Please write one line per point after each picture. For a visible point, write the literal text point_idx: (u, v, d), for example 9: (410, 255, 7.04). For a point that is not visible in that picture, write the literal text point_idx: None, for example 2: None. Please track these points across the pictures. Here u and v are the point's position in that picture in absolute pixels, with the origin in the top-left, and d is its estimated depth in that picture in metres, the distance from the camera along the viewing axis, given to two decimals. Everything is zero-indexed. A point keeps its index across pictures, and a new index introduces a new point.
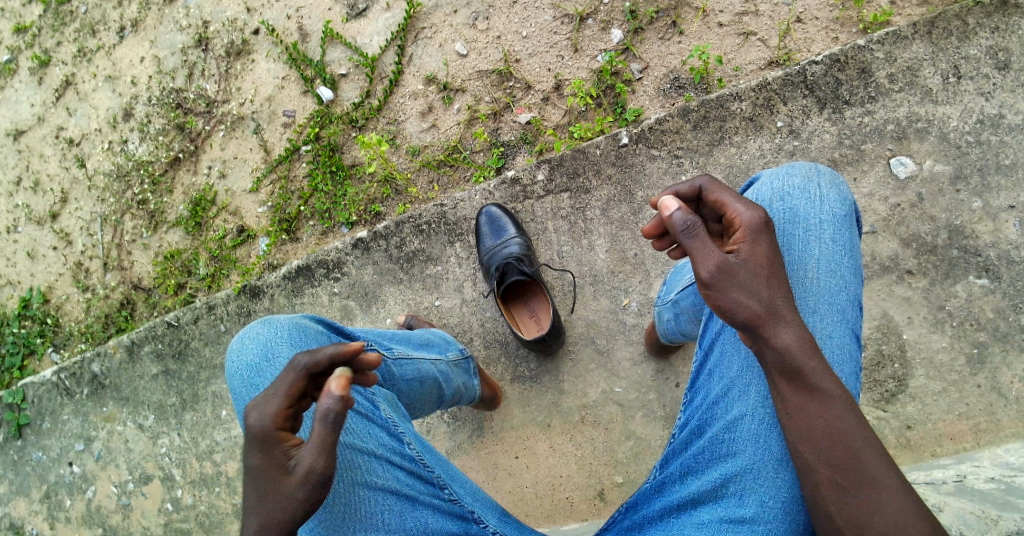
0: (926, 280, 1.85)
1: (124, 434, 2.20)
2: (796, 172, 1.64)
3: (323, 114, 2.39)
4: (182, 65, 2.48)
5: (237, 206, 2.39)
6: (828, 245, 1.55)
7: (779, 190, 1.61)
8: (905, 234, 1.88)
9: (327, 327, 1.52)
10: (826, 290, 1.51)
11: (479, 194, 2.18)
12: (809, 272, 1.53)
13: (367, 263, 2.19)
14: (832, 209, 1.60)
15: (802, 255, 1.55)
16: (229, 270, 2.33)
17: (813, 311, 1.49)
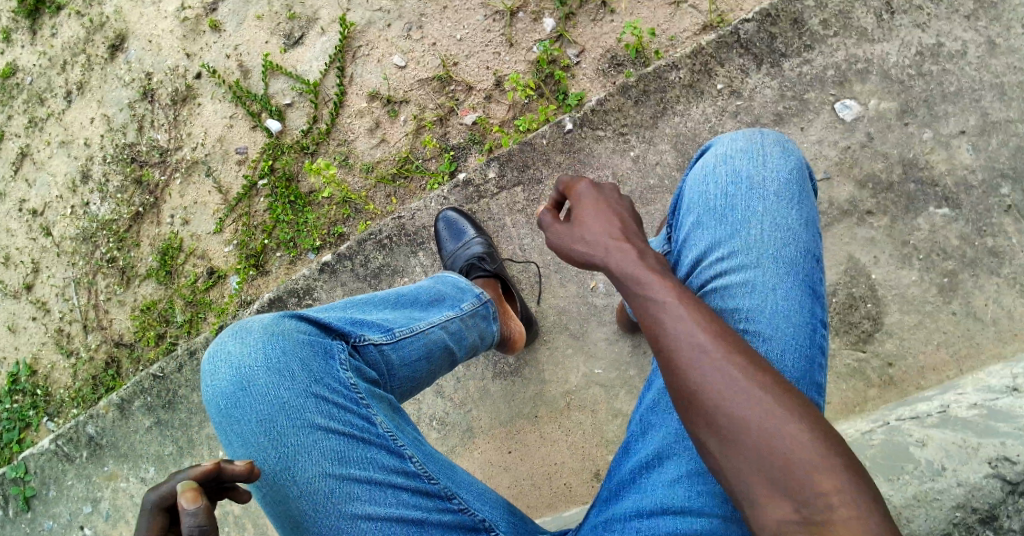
0: (888, 217, 1.82)
1: (128, 490, 2.24)
2: (739, 135, 1.44)
3: (275, 145, 2.39)
4: (131, 120, 2.53)
5: (205, 249, 2.40)
6: (773, 201, 1.34)
7: (720, 153, 1.42)
8: (860, 175, 1.85)
9: (309, 324, 1.36)
10: (775, 248, 1.30)
11: (434, 200, 2.17)
12: (755, 232, 1.32)
13: (335, 285, 2.20)
14: (777, 165, 1.38)
15: (749, 216, 1.33)
16: (206, 313, 2.35)
17: (759, 275, 1.27)
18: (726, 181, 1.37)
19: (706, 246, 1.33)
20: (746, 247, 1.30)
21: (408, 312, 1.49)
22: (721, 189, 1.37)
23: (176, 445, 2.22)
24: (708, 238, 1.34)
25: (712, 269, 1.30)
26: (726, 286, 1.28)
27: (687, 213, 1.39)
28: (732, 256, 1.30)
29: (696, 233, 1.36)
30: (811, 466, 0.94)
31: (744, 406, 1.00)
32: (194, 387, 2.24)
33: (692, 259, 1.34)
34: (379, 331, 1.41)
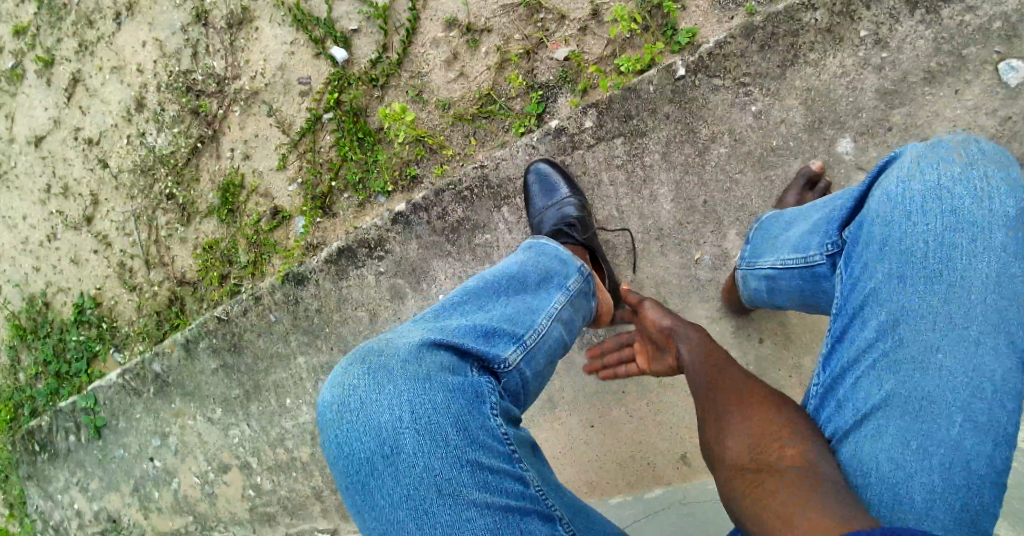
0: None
1: (196, 428, 2.12)
2: (950, 154, 1.20)
3: (340, 76, 2.19)
4: (185, 45, 2.29)
5: (268, 187, 2.23)
6: (995, 255, 1.11)
7: (928, 181, 1.17)
8: (1018, 152, 1.67)
9: (447, 352, 1.32)
10: (994, 318, 1.08)
11: (522, 149, 2.00)
12: (971, 295, 1.10)
13: (410, 237, 2.04)
14: (1003, 202, 1.13)
15: (964, 272, 1.11)
16: (271, 255, 2.19)
17: (972, 353, 1.07)
18: (936, 223, 1.14)
19: (903, 308, 1.13)
20: (954, 312, 1.10)
21: (523, 310, 1.48)
22: (929, 233, 1.14)
23: (243, 389, 2.10)
24: (906, 298, 1.13)
25: (907, 339, 1.11)
26: (926, 365, 1.09)
27: (879, 256, 1.16)
28: (936, 326, 1.10)
29: (890, 287, 1.14)
30: (777, 433, 1.19)
31: (730, 394, 1.34)
32: (260, 331, 2.10)
33: (882, 320, 1.14)
34: (509, 343, 1.40)
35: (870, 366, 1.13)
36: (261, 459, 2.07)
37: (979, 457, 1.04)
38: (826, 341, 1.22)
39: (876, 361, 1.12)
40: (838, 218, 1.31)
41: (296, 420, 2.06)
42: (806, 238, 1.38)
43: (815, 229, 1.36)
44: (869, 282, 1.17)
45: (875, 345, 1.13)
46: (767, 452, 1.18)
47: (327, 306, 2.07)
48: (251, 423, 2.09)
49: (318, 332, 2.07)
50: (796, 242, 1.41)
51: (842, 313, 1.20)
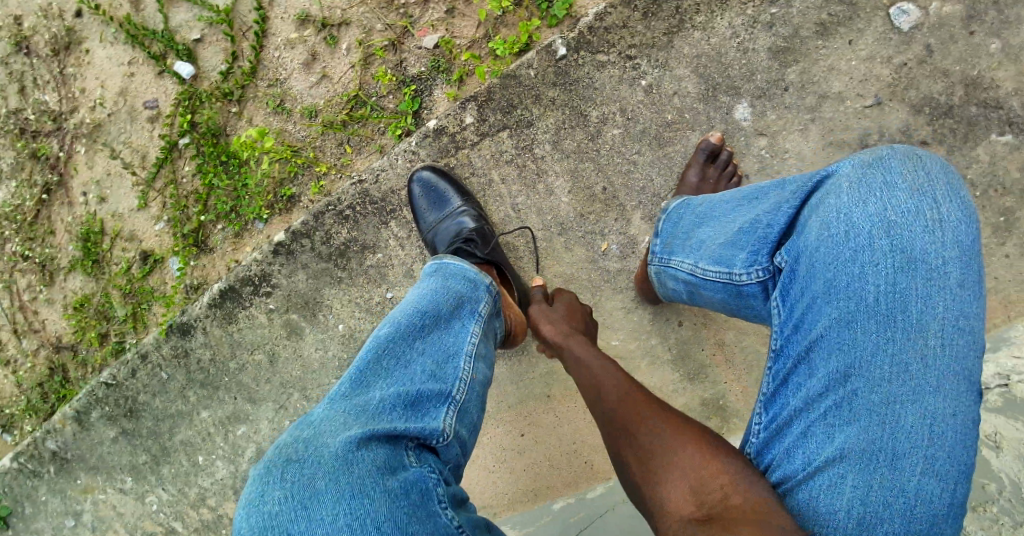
0: (944, 147, 1.61)
1: (110, 501, 2.02)
2: (896, 174, 1.02)
3: (190, 95, 1.97)
4: (9, 80, 2.03)
5: (132, 230, 2.02)
6: (952, 289, 0.95)
7: (874, 207, 1.00)
8: (916, 98, 1.62)
9: (379, 445, 1.15)
10: (956, 362, 0.93)
11: (401, 156, 1.83)
12: (929, 338, 0.94)
13: (296, 269, 1.89)
14: (958, 230, 0.98)
15: (921, 314, 0.95)
16: (151, 303, 2.01)
17: (934, 405, 0.92)
18: (885, 255, 0.98)
19: (854, 353, 0.96)
20: (909, 359, 0.94)
21: (442, 361, 1.31)
22: (879, 269, 0.97)
23: (150, 454, 2.00)
24: (855, 340, 0.96)
25: (861, 392, 0.95)
26: (885, 422, 0.93)
27: (824, 296, 0.99)
28: (891, 374, 0.94)
29: (838, 331, 0.97)
30: (716, 473, 1.03)
31: (648, 425, 1.17)
32: (154, 391, 1.98)
33: (831, 370, 0.97)
34: (438, 407, 1.24)
35: (819, 419, 0.96)
36: (185, 523, 2.00)
37: (945, 517, 0.90)
38: (765, 382, 1.05)
39: (828, 416, 0.96)
40: (767, 233, 1.11)
41: (213, 476, 1.98)
42: (727, 247, 1.18)
43: (736, 237, 1.17)
44: (812, 323, 1.00)
45: (826, 397, 0.97)
46: (716, 499, 1.01)
47: (220, 354, 1.95)
48: (166, 487, 2.00)
49: (217, 383, 1.95)
50: (715, 250, 1.21)
51: (782, 354, 1.03)
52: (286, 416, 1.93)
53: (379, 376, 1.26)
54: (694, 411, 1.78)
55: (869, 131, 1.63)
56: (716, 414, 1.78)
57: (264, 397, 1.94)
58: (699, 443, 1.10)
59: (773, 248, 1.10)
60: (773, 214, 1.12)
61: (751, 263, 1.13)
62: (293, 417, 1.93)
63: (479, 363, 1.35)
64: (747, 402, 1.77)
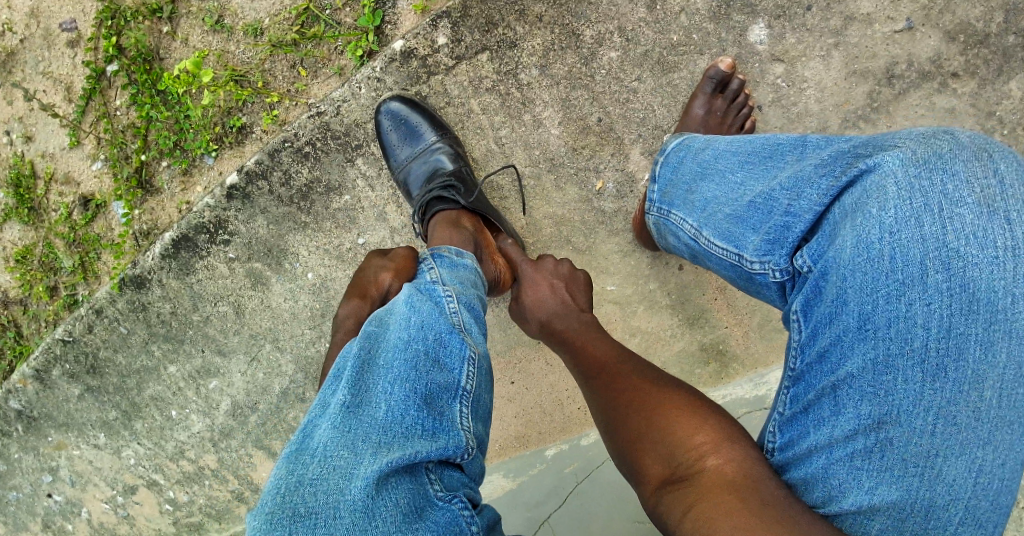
0: (975, 81, 1.53)
1: (85, 457, 1.92)
2: (961, 184, 0.78)
3: (111, 13, 1.73)
4: None
5: (66, 172, 1.81)
6: (1020, 331, 0.75)
7: (931, 227, 0.78)
8: (951, 24, 1.52)
9: (399, 480, 0.96)
10: (1014, 411, 0.75)
11: (364, 84, 1.57)
12: (984, 386, 0.75)
13: (254, 214, 1.69)
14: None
15: (980, 362, 0.75)
16: (98, 252, 1.83)
17: (982, 458, 0.75)
18: (941, 292, 0.77)
19: (891, 398, 0.78)
20: (957, 408, 0.76)
21: (443, 338, 1.11)
22: (929, 307, 0.77)
23: (120, 410, 1.88)
24: (894, 387, 0.78)
25: (897, 441, 0.77)
26: (923, 474, 0.76)
27: (859, 331, 0.80)
28: (934, 425, 0.76)
29: (872, 373, 0.79)
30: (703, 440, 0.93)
31: (640, 385, 1.05)
32: (115, 347, 1.84)
33: (863, 414, 0.79)
34: (449, 404, 1.06)
35: (842, 460, 0.80)
36: (167, 474, 1.90)
37: None
38: (782, 405, 0.88)
39: (856, 459, 0.79)
40: (787, 229, 0.90)
41: (189, 430, 1.88)
42: (738, 227, 0.99)
43: (749, 216, 0.98)
44: (842, 358, 0.81)
45: (853, 441, 0.79)
46: (693, 462, 0.91)
47: (181, 308, 1.79)
48: (141, 442, 1.89)
49: (181, 337, 1.81)
50: (722, 226, 1.03)
51: (802, 383, 0.86)
52: (260, 369, 1.81)
53: (377, 383, 1.05)
54: (691, 355, 1.63)
55: (897, 59, 1.53)
56: (714, 360, 1.63)
57: (235, 350, 1.81)
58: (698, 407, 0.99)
59: (793, 249, 0.90)
60: (800, 203, 0.90)
61: (766, 255, 0.93)
62: (267, 370, 1.80)
63: (476, 334, 1.17)
64: (747, 345, 1.62)
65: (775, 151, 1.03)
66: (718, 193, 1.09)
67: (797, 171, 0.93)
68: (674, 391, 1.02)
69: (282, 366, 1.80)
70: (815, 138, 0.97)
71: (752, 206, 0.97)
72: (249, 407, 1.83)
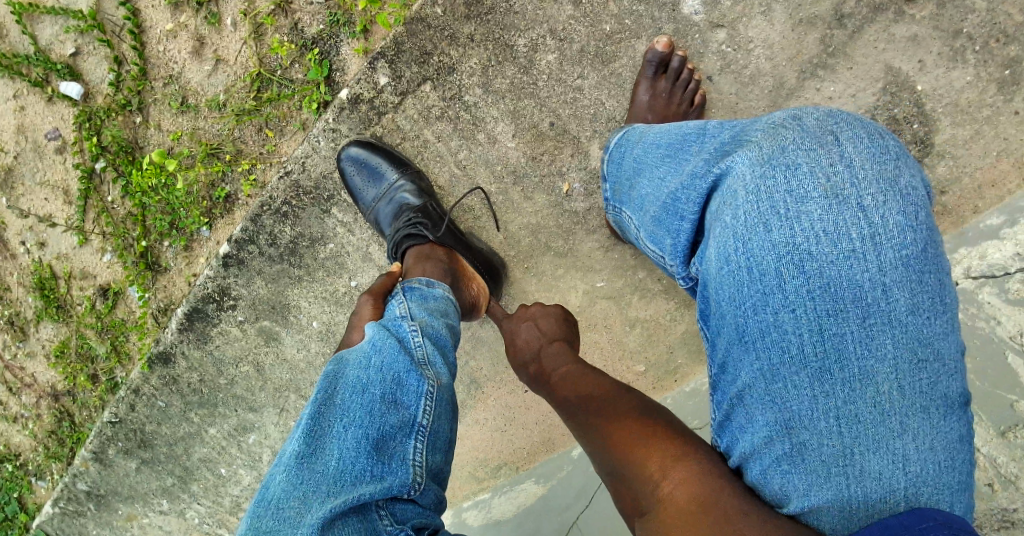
0: (933, 3, 1.46)
1: (155, 523, 2.02)
2: (806, 178, 0.89)
3: (88, 115, 1.85)
4: None
5: (82, 267, 1.94)
6: (896, 317, 0.85)
7: (780, 230, 0.89)
8: None
9: (346, 522, 1.02)
10: (917, 397, 0.84)
11: (322, 136, 1.63)
12: (876, 380, 0.85)
13: (252, 277, 1.77)
14: (895, 242, 0.86)
15: (862, 356, 0.85)
16: (125, 335, 1.95)
17: (900, 449, 0.83)
18: (803, 293, 0.87)
19: (787, 404, 0.87)
20: (857, 400, 0.85)
21: (401, 377, 1.16)
22: (797, 314, 0.87)
23: (175, 475, 1.98)
24: (787, 393, 0.87)
25: (809, 445, 0.86)
26: (846, 472, 0.84)
27: (741, 343, 0.90)
28: (838, 425, 0.85)
29: (765, 382, 0.89)
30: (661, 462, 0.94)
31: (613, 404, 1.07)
32: (158, 419, 1.95)
33: (770, 420, 0.88)
34: (404, 441, 1.11)
35: (772, 466, 0.88)
36: (230, 527, 2.01)
37: None
38: (712, 409, 0.97)
39: (782, 463, 0.87)
40: (680, 232, 1.01)
41: (241, 483, 1.97)
42: (656, 231, 1.07)
43: (664, 220, 1.05)
44: (736, 369, 0.91)
45: (773, 447, 0.88)
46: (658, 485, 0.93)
47: (208, 373, 1.89)
48: (201, 501, 1.99)
49: (214, 401, 1.91)
50: (648, 229, 1.10)
51: (718, 390, 0.96)
52: (291, 417, 1.89)
53: (332, 425, 1.10)
54: (697, 334, 1.61)
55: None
56: None
57: (264, 404, 1.89)
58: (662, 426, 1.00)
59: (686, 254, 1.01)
60: (686, 205, 1.00)
61: (676, 260, 1.04)
62: (297, 417, 1.89)
63: (439, 366, 1.22)
64: None
65: (683, 142, 1.08)
66: (646, 190, 1.12)
67: (691, 168, 1.01)
68: (642, 416, 1.03)
69: None
70: (711, 125, 1.04)
71: (659, 209, 1.05)
72: None
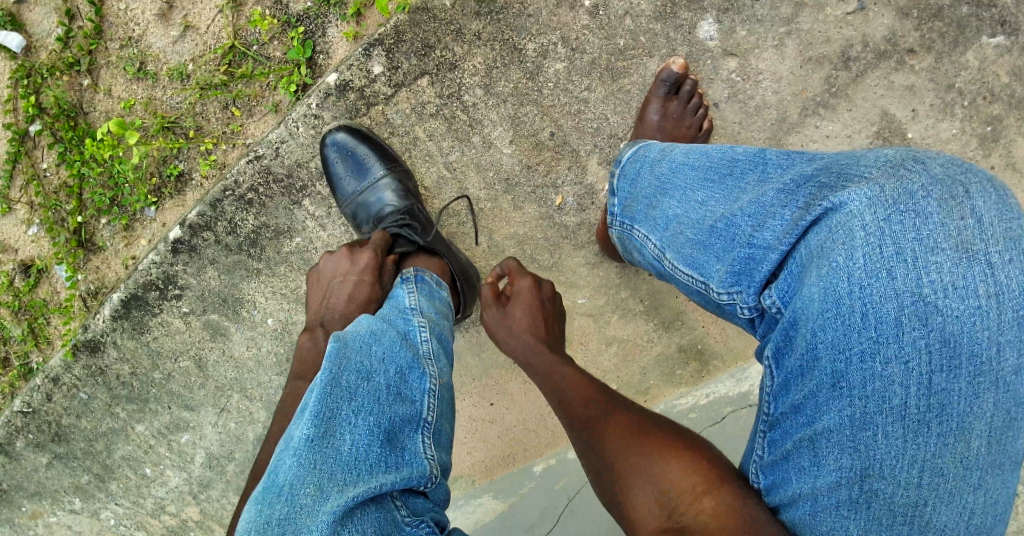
0: (932, 55, 1.46)
1: (62, 523, 1.80)
2: (934, 227, 0.76)
3: (26, 71, 1.63)
4: None
5: (1, 238, 1.72)
6: (1003, 379, 0.73)
7: (904, 280, 0.75)
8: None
9: (365, 510, 0.99)
10: (998, 453, 0.74)
11: (301, 122, 1.50)
12: (968, 436, 0.74)
13: (203, 266, 1.61)
14: (1015, 302, 0.73)
15: (962, 413, 0.74)
16: (47, 316, 1.74)
17: (971, 503, 0.74)
18: (919, 347, 0.74)
19: (872, 452, 0.76)
20: (940, 456, 0.75)
21: (405, 372, 1.15)
22: (907, 367, 0.75)
23: (93, 473, 1.78)
24: (875, 443, 0.76)
25: (884, 493, 0.76)
26: (912, 524, 0.75)
27: (833, 388, 0.78)
28: (919, 476, 0.75)
29: (852, 429, 0.77)
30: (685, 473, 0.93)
31: (623, 417, 1.05)
32: (78, 412, 1.75)
33: (844, 467, 0.77)
34: (411, 435, 1.10)
35: (829, 509, 0.78)
36: (149, 531, 1.80)
37: None
38: (765, 448, 0.86)
39: (842, 508, 0.77)
40: (756, 260, 0.87)
41: (167, 485, 1.78)
42: (700, 254, 0.96)
43: (713, 243, 0.94)
44: (817, 412, 0.79)
45: (838, 492, 0.78)
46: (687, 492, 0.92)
47: (141, 366, 1.71)
48: (119, 502, 1.79)
49: (146, 396, 1.73)
50: (685, 251, 1.00)
51: (778, 429, 0.85)
52: (231, 419, 1.72)
53: (340, 412, 1.07)
54: (671, 359, 1.56)
55: (851, 41, 1.46)
56: (693, 360, 1.56)
57: (202, 403, 1.73)
58: (682, 479, 0.93)
59: (761, 284, 0.87)
60: (767, 235, 0.86)
61: (732, 289, 0.90)
62: (239, 419, 1.72)
63: (441, 362, 1.22)
64: (727, 342, 1.56)
65: (734, 166, 0.99)
66: (678, 211, 1.04)
67: (759, 196, 0.90)
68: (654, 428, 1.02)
69: (253, 413, 1.72)
70: (774, 153, 0.94)
71: (714, 233, 0.94)
72: (225, 457, 1.75)
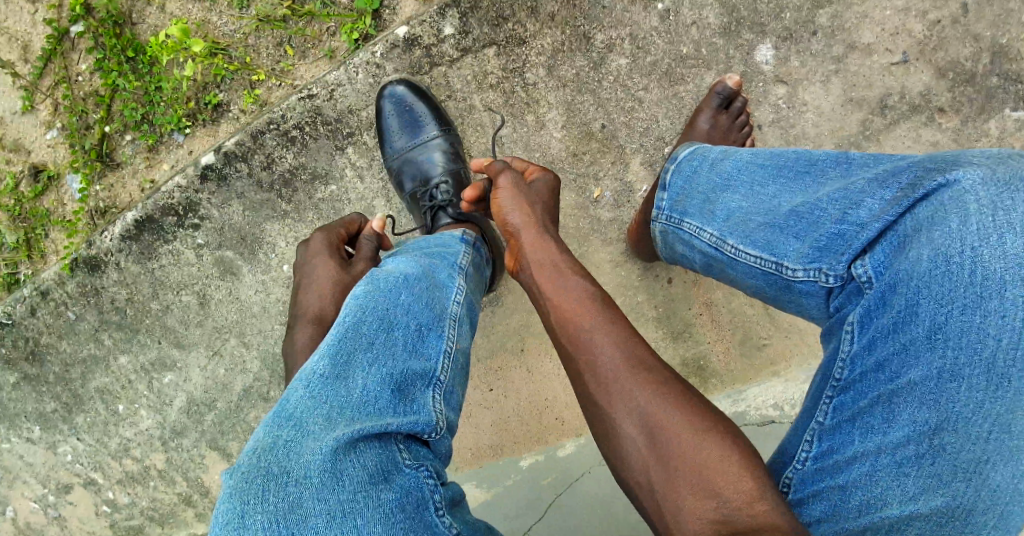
0: (959, 117, 1.53)
1: (16, 450, 1.71)
2: None
3: None
4: None
5: (18, 139, 1.67)
6: None
7: (1014, 245, 0.80)
8: (942, 61, 1.53)
9: (367, 445, 0.95)
10: None
11: (361, 69, 1.52)
12: None
13: (230, 198, 1.58)
14: None
15: None
16: (46, 228, 1.68)
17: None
18: (1019, 304, 0.79)
19: (953, 405, 0.80)
20: (1015, 414, 0.78)
21: (424, 329, 1.10)
22: (1004, 320, 0.79)
23: (59, 402, 1.68)
24: (958, 395, 0.80)
25: (952, 449, 0.79)
26: (970, 481, 0.79)
27: (930, 339, 0.81)
28: (991, 433, 0.79)
29: (938, 382, 0.80)
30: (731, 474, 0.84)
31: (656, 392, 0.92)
32: (60, 332, 1.66)
33: (919, 421, 0.80)
34: (422, 391, 1.05)
35: (889, 467, 0.81)
36: (106, 474, 1.69)
37: None
38: (824, 413, 0.88)
39: (904, 466, 0.80)
40: (847, 235, 0.91)
41: (137, 427, 1.68)
42: (776, 236, 0.99)
43: (791, 225, 0.98)
44: (904, 367, 0.82)
45: (905, 449, 0.80)
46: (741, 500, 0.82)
47: (139, 294, 1.64)
48: (81, 437, 1.69)
49: (137, 327, 1.65)
50: (755, 236, 1.02)
51: (848, 394, 0.86)
52: (222, 365, 1.64)
53: (356, 354, 1.04)
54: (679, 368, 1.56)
55: (889, 91, 1.53)
56: (695, 374, 1.54)
57: (196, 343, 1.65)
58: (746, 493, 0.82)
59: (854, 254, 0.90)
60: (865, 212, 0.90)
61: (813, 263, 0.94)
62: (229, 366, 1.64)
63: (464, 330, 1.17)
64: (734, 365, 1.55)
65: (814, 164, 1.02)
66: (744, 204, 1.06)
67: (852, 183, 0.94)
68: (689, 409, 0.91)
69: (245, 363, 1.64)
70: (860, 154, 0.98)
71: (794, 216, 0.98)
72: (205, 405, 1.66)
